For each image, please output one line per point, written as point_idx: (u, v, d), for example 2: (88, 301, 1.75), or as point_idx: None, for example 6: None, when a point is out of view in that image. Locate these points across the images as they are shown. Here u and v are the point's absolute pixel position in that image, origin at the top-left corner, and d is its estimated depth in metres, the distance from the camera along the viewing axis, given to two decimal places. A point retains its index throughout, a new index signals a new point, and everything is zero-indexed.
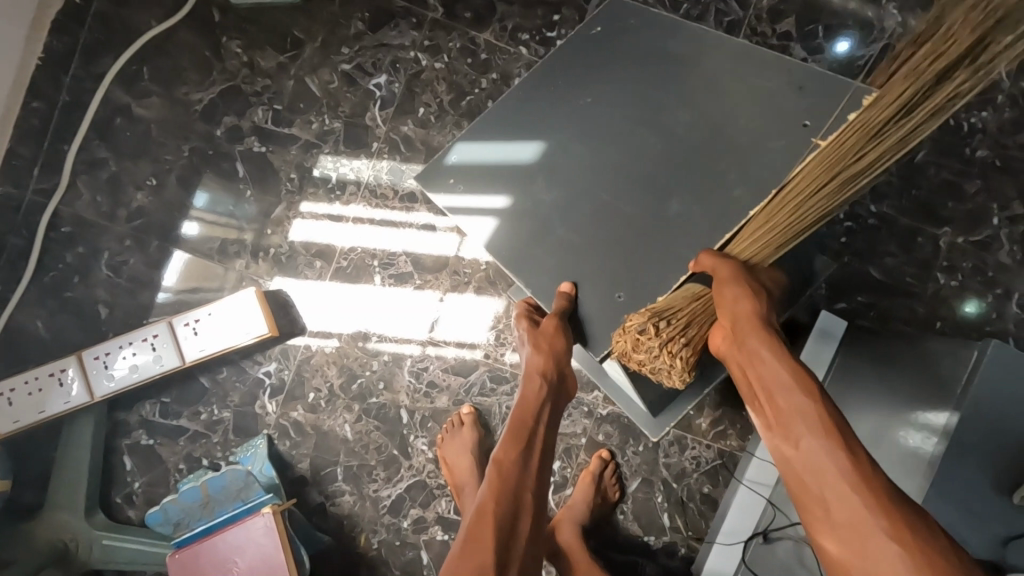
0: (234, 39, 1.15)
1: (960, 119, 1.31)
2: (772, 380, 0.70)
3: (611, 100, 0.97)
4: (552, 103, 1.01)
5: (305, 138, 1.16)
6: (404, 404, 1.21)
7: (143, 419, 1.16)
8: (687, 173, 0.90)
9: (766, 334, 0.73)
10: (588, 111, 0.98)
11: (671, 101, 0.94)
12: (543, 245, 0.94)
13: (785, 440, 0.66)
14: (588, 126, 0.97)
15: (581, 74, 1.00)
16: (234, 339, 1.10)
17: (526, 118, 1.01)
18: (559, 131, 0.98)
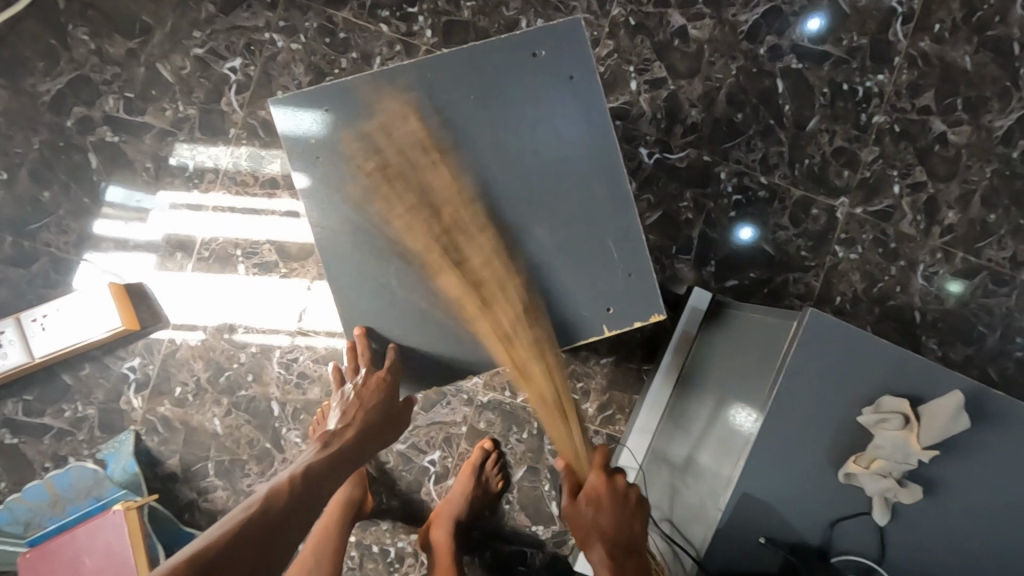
0: (80, 27, 1.12)
1: (854, 83, 1.25)
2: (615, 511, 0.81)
3: (472, 133, 0.78)
4: (397, 115, 0.78)
5: (159, 126, 1.14)
6: (275, 396, 1.17)
7: (6, 418, 1.14)
8: (487, 276, 0.79)
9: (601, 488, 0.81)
10: (436, 142, 0.78)
11: (519, 153, 0.78)
12: (358, 272, 0.79)
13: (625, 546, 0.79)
14: (438, 164, 0.78)
15: (439, 93, 0.77)
16: (86, 334, 1.07)
17: (362, 130, 0.78)
18: (396, 158, 0.78)
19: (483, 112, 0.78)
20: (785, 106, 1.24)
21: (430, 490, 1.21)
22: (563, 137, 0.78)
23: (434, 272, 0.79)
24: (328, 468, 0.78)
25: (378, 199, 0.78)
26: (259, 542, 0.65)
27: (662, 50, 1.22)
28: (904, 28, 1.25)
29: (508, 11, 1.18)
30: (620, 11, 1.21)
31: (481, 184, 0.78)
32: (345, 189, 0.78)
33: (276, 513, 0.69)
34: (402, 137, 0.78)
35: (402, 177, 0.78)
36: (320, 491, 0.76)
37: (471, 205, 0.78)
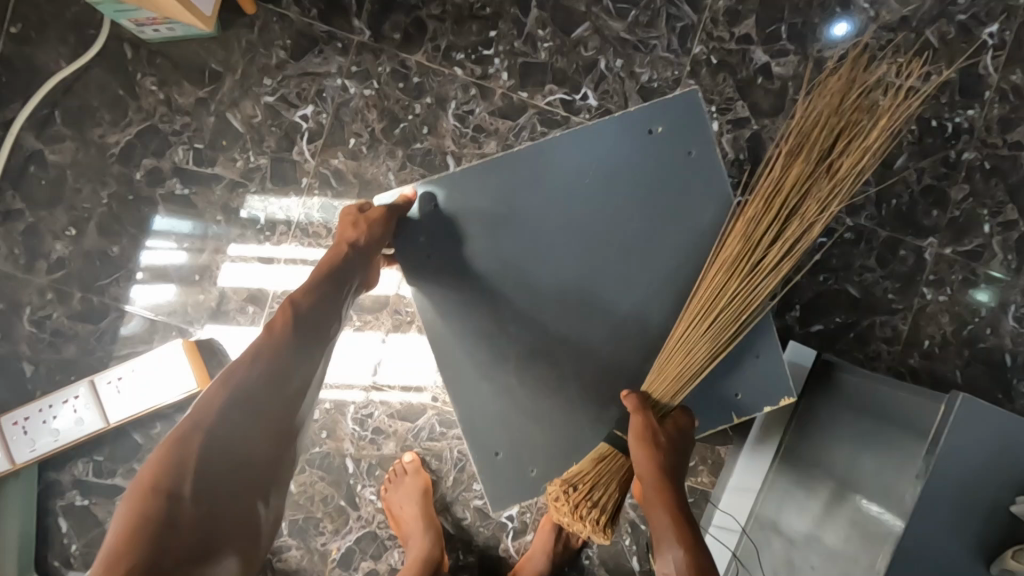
0: (149, 76, 1.08)
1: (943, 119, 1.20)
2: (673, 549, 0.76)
3: (588, 187, 0.88)
4: (532, 178, 0.88)
5: (229, 176, 1.10)
6: (350, 452, 1.14)
7: (77, 479, 1.11)
8: (599, 320, 0.89)
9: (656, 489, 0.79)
10: (561, 201, 0.89)
11: (634, 211, 0.88)
12: (471, 305, 0.89)
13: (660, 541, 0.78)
14: (558, 211, 0.88)
15: (563, 153, 0.88)
16: (161, 397, 1.03)
17: (493, 175, 0.89)
18: (518, 205, 0.89)
19: (603, 172, 0.88)
20: None
21: (508, 545, 1.17)
22: (681, 201, 0.87)
23: (543, 316, 0.89)
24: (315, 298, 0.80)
25: (497, 240, 0.89)
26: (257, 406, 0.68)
27: (744, 88, 1.17)
28: (995, 60, 1.18)
29: (586, 50, 1.13)
30: (701, 47, 1.16)
31: (598, 235, 0.88)
32: (470, 231, 0.89)
33: (261, 376, 0.70)
34: (525, 186, 0.89)
35: (524, 226, 0.89)
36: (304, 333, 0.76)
37: (584, 254, 0.88)
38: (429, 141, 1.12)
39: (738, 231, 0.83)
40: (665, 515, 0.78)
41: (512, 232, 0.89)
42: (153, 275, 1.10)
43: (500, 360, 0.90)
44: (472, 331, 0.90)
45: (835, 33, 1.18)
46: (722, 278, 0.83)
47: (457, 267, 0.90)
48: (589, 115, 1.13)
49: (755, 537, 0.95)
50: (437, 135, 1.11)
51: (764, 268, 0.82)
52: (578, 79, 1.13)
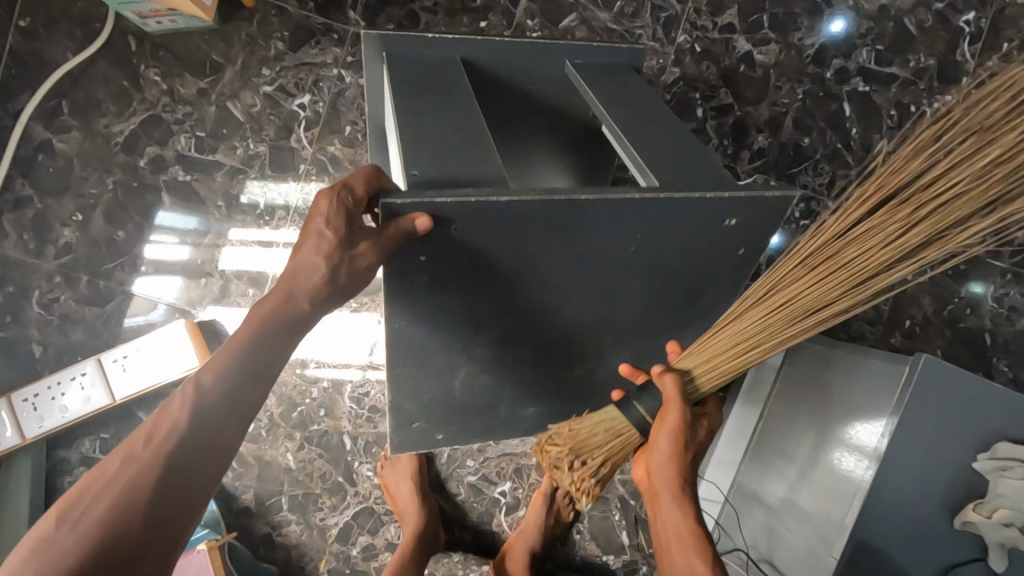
0: (152, 68, 1.13)
1: (922, 105, 1.21)
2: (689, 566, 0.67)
3: (642, 242, 0.73)
4: (595, 228, 0.69)
5: (230, 163, 1.14)
6: (347, 430, 1.18)
7: (84, 456, 1.15)
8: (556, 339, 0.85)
9: (676, 486, 0.71)
10: (599, 250, 0.72)
11: (659, 275, 0.79)
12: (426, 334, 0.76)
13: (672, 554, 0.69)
14: (590, 262, 0.74)
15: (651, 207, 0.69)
16: (166, 374, 1.07)
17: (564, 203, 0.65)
18: (558, 246, 0.70)
19: (665, 233, 0.73)
20: (853, 129, 1.22)
21: (501, 520, 1.21)
22: (699, 279, 0.83)
23: (497, 339, 0.81)
24: (229, 375, 0.59)
25: (509, 277, 0.72)
26: (182, 457, 0.55)
27: (728, 76, 1.21)
28: (971, 48, 1.20)
29: (574, 40, 1.17)
30: (685, 37, 1.20)
31: (607, 286, 0.79)
32: (485, 263, 0.69)
33: (214, 404, 0.58)
34: (581, 232, 0.69)
35: (540, 270, 0.73)
36: (261, 365, 0.61)
37: (587, 296, 0.79)
38: None
39: (862, 233, 0.71)
40: (680, 525, 0.69)
41: (519, 275, 0.73)
42: (156, 259, 1.14)
43: (423, 372, 0.81)
44: (408, 354, 0.77)
45: (831, 30, 1.22)
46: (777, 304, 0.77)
47: (433, 296, 0.71)
48: None
49: (734, 502, 0.99)
50: None
51: (828, 305, 0.75)
52: None
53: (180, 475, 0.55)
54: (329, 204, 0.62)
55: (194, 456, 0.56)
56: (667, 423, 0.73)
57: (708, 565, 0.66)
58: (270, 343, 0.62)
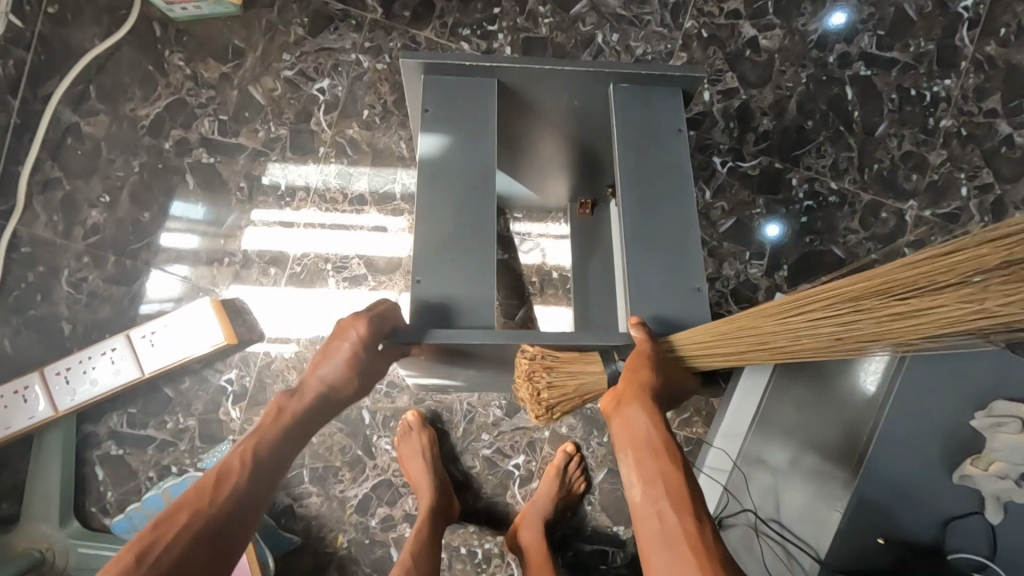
0: (176, 53, 1.16)
1: (921, 88, 1.26)
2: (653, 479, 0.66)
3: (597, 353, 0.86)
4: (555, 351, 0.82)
5: (252, 146, 1.18)
6: (366, 405, 1.23)
7: (112, 431, 1.19)
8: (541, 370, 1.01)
9: (645, 403, 0.71)
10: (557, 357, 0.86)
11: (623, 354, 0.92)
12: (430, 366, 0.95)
13: (635, 472, 0.67)
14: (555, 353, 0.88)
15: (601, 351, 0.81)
16: (193, 348, 1.11)
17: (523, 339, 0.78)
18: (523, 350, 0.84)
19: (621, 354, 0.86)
20: (854, 112, 1.26)
21: (515, 492, 1.25)
22: None
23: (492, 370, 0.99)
24: (274, 446, 0.71)
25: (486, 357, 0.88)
26: (235, 508, 0.64)
27: (734, 61, 1.24)
28: (971, 32, 1.25)
29: (584, 26, 1.21)
30: (692, 23, 1.23)
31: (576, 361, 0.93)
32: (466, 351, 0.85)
33: (264, 462, 0.69)
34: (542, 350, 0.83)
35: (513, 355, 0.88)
36: (275, 465, 0.71)
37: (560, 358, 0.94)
38: None
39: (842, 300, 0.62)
40: (648, 436, 0.69)
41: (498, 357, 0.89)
42: (181, 239, 1.18)
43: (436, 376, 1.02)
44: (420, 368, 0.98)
45: (832, 23, 1.26)
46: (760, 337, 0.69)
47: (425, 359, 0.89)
48: None
49: None
50: None
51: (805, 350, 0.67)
52: (576, 53, 1.21)
53: (227, 524, 0.62)
54: (360, 330, 0.76)
55: (240, 509, 0.64)
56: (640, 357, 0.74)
57: (680, 475, 0.66)
58: (288, 438, 0.73)
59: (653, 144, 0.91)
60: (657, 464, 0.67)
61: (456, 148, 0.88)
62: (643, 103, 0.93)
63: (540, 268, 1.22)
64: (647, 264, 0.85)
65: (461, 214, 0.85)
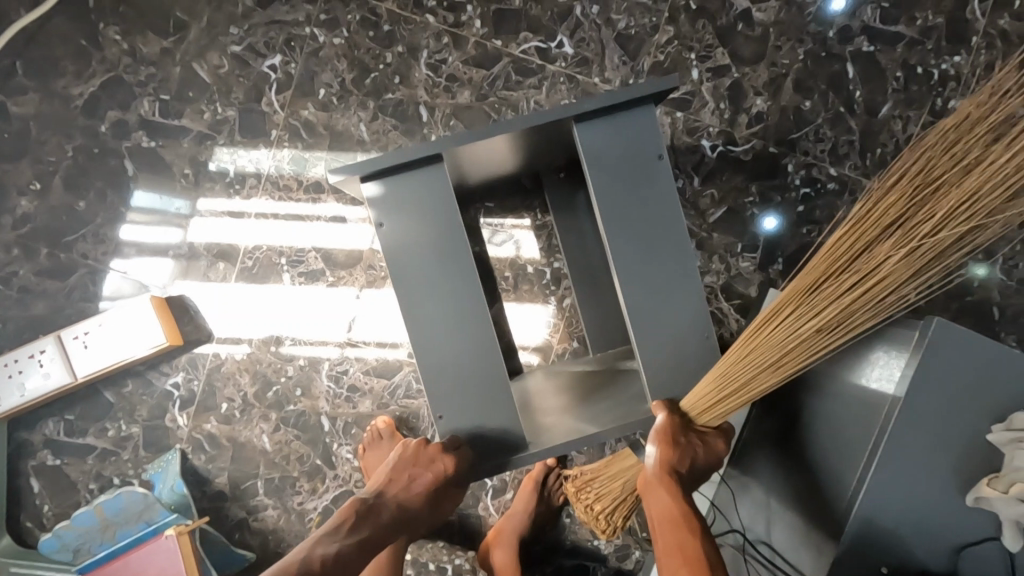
0: (112, 25, 1.06)
1: (929, 66, 1.15)
2: (678, 549, 0.73)
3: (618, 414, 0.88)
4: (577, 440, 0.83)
5: (197, 129, 1.08)
6: (325, 410, 1.12)
7: (47, 438, 1.09)
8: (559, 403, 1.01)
9: (670, 481, 0.76)
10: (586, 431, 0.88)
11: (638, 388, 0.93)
12: None
13: (661, 544, 0.74)
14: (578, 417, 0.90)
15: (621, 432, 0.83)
16: (130, 351, 1.01)
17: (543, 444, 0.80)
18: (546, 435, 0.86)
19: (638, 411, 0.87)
20: (856, 92, 1.16)
21: (487, 504, 1.16)
22: None
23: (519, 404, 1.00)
24: (351, 554, 0.72)
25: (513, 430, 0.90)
26: None
27: (725, 35, 1.14)
28: (982, 5, 1.13)
29: None
30: None
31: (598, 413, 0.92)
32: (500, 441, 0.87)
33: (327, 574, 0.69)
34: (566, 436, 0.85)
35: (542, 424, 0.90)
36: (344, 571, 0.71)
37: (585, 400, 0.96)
38: (401, 92, 1.10)
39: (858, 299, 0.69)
40: (676, 516, 0.74)
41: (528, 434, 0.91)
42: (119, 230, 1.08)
43: None
44: None
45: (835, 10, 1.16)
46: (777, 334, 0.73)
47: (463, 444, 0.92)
48: (564, 64, 1.11)
49: (732, 483, 0.94)
50: (409, 85, 1.09)
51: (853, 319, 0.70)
52: (553, 27, 1.11)
53: None
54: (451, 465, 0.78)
55: None
56: (661, 435, 0.76)
57: (699, 550, 0.72)
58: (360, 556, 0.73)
59: (638, 185, 0.80)
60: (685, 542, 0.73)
61: (430, 255, 0.79)
62: (608, 130, 0.79)
63: (513, 261, 1.12)
64: (660, 342, 0.81)
65: (461, 323, 0.80)
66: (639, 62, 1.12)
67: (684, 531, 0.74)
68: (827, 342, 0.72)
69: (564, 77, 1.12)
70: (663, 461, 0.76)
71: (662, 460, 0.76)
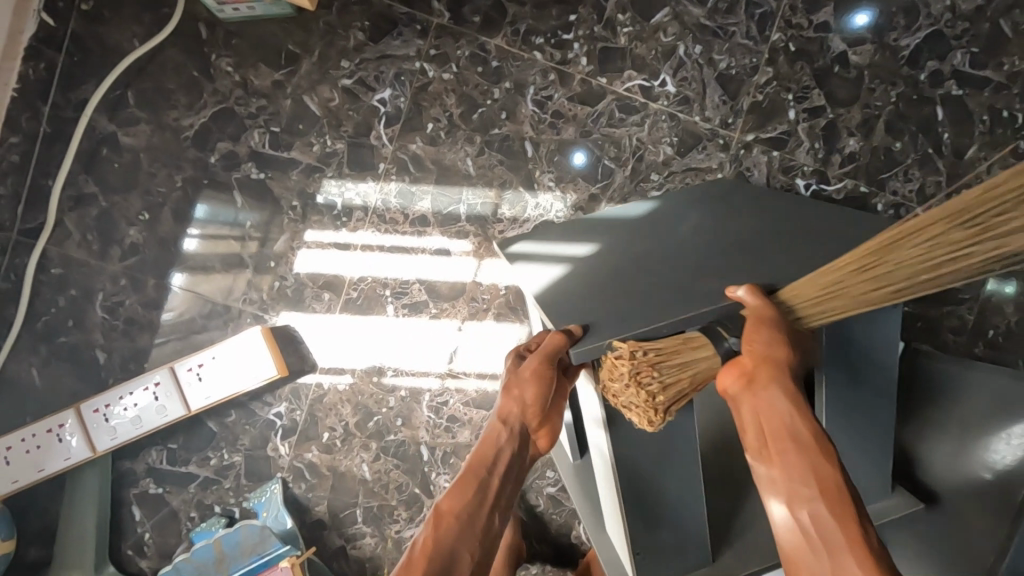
0: (224, 57, 1.05)
1: (1013, 110, 1.18)
2: (799, 471, 0.64)
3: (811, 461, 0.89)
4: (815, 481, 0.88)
5: (306, 162, 1.08)
6: (424, 441, 1.12)
7: (151, 468, 1.10)
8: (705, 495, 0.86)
9: (782, 377, 0.68)
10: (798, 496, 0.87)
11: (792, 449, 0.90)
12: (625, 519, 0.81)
13: (774, 469, 0.65)
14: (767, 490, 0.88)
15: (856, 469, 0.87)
16: (243, 383, 1.02)
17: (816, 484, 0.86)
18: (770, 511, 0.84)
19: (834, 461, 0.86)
20: (945, 134, 1.18)
21: (581, 531, 1.17)
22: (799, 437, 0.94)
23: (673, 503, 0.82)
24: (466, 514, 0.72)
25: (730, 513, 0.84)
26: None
27: (822, 76, 1.16)
28: None
29: (666, 36, 1.12)
30: (780, 35, 1.15)
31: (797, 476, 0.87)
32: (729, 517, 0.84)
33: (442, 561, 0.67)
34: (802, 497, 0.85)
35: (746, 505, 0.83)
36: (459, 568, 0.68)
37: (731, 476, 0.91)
38: (507, 127, 1.11)
39: (904, 232, 0.62)
40: (791, 415, 0.66)
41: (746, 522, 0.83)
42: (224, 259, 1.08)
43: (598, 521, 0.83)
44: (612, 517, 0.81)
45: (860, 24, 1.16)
46: (872, 279, 0.65)
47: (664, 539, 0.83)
48: (667, 102, 1.13)
49: None
50: (516, 121, 1.11)
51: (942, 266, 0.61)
52: (657, 66, 1.13)
53: None
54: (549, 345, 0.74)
55: None
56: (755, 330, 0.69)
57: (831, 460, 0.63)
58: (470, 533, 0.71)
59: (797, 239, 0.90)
60: (813, 456, 0.64)
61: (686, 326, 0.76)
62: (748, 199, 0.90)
63: None
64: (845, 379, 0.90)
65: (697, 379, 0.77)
66: (739, 102, 1.15)
67: (802, 441, 0.65)
68: (896, 291, 0.65)
69: (667, 115, 1.13)
70: (771, 317, 0.69)
71: (763, 339, 0.69)
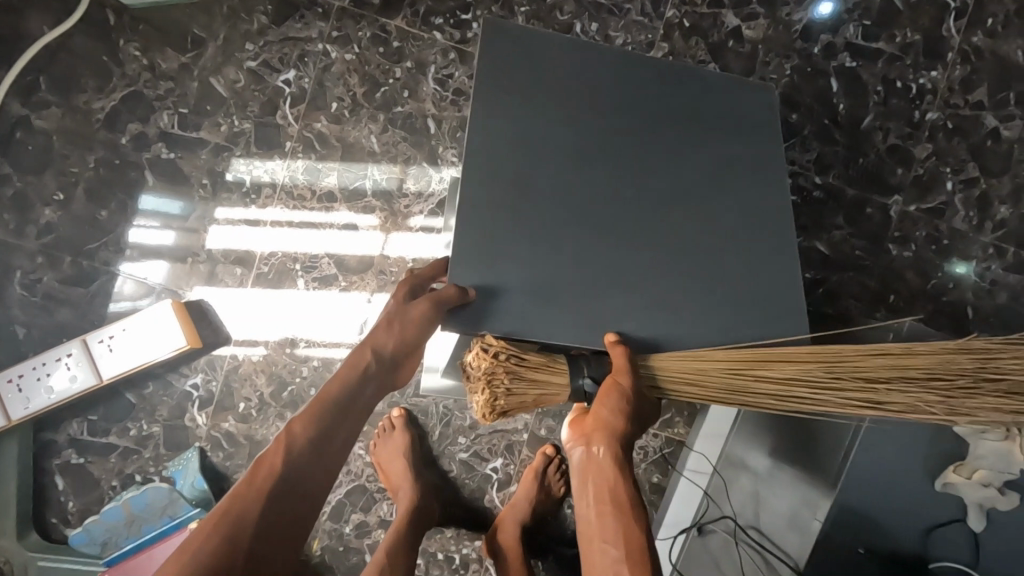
0: (132, 42, 1.10)
1: (908, 80, 1.23)
2: (607, 532, 0.67)
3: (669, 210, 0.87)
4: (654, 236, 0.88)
5: (214, 141, 1.12)
6: None
7: (72, 438, 1.14)
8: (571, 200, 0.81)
9: (615, 444, 0.70)
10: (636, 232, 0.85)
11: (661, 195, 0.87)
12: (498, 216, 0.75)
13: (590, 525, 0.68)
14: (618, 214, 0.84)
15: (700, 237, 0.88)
16: (151, 354, 1.06)
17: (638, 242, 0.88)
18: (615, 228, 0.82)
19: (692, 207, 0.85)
20: (840, 105, 1.23)
21: (493, 496, 1.22)
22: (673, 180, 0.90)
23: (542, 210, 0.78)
24: (319, 430, 0.73)
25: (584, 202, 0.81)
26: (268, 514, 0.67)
27: (716, 51, 1.20)
28: (958, 23, 1.22)
29: (562, 14, 1.17)
30: (674, 12, 1.19)
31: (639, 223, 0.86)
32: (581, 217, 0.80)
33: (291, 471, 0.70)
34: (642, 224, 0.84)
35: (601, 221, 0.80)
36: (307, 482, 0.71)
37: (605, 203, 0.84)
38: (410, 105, 1.15)
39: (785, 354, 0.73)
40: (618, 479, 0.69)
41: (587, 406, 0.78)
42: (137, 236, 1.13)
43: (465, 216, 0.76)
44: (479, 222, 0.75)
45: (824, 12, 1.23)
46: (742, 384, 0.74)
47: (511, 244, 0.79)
48: None
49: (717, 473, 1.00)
50: (417, 99, 1.15)
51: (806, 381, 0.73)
52: None
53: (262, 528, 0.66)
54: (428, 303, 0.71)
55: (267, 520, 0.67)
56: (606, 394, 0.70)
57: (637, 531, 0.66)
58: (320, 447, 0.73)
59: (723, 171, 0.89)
60: (623, 523, 0.67)
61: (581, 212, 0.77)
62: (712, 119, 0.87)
63: None
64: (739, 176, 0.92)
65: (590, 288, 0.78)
66: None
67: (620, 507, 0.68)
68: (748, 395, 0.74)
69: None
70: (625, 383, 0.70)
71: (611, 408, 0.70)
